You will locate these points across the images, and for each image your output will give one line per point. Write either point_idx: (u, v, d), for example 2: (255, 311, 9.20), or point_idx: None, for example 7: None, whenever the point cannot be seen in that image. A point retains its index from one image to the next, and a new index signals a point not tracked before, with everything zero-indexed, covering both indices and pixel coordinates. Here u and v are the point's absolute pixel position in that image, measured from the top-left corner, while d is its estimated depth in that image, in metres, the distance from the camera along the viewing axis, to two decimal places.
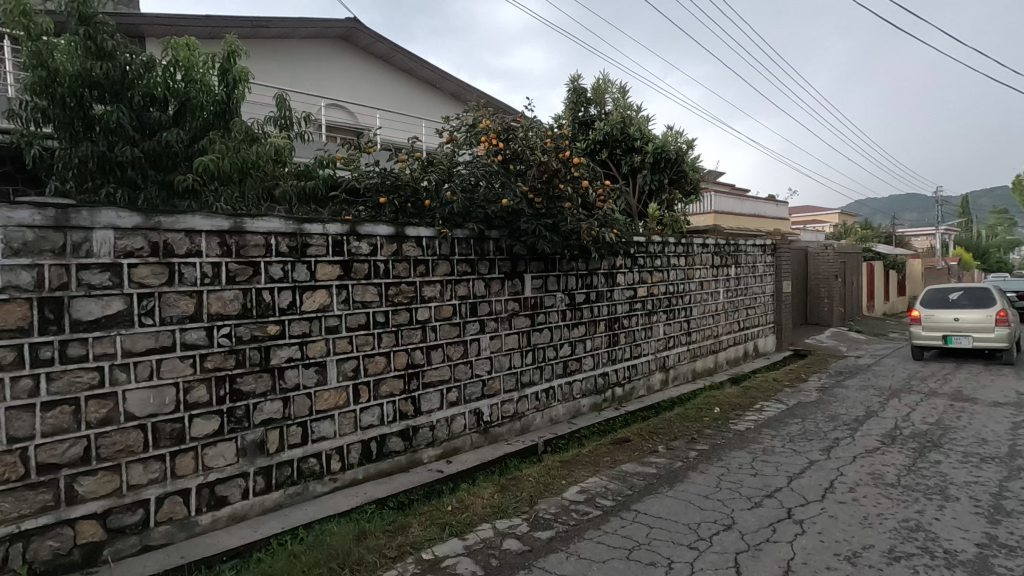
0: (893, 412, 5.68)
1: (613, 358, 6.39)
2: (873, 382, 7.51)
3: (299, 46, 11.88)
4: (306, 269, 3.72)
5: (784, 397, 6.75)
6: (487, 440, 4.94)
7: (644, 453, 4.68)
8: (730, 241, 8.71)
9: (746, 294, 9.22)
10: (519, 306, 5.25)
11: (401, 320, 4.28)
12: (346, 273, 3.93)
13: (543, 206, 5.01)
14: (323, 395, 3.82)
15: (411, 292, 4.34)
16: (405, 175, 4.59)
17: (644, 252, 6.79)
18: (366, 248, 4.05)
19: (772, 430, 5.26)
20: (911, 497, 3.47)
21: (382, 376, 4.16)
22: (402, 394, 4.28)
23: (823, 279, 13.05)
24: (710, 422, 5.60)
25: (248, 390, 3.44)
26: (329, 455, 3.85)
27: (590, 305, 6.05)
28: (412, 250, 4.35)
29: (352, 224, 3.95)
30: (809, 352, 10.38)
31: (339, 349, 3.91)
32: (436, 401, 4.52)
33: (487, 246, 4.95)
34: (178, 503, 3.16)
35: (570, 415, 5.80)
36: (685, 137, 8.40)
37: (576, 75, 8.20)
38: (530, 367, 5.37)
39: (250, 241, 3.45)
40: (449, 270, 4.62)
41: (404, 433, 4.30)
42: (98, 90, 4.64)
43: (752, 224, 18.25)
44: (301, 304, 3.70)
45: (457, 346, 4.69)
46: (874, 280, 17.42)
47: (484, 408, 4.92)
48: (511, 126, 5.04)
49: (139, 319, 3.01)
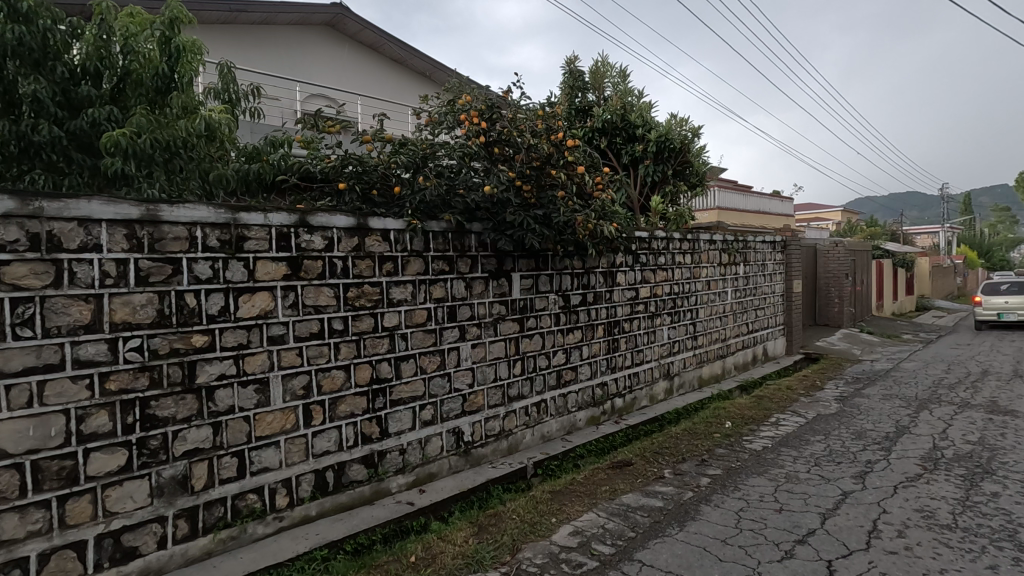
0: (927, 428, 5.06)
1: (613, 366, 5.77)
2: (895, 391, 6.89)
3: (281, 32, 11.30)
4: (242, 267, 3.09)
5: (801, 408, 6.12)
6: (469, 462, 4.32)
7: (647, 480, 4.05)
8: (740, 237, 8.09)
9: (756, 294, 8.60)
10: (506, 309, 4.63)
11: (363, 327, 3.65)
12: (294, 272, 3.30)
13: (533, 196, 4.38)
14: (267, 418, 3.20)
15: (376, 296, 3.71)
16: (371, 158, 3.95)
17: (647, 249, 6.17)
18: (320, 243, 3.42)
19: (793, 450, 4.63)
20: (976, 546, 2.84)
21: (341, 394, 3.54)
22: (365, 414, 3.66)
23: (833, 278, 12.43)
24: (721, 440, 4.98)
25: (165, 415, 2.81)
26: (274, 490, 3.23)
27: (587, 308, 5.43)
28: (377, 246, 3.72)
29: (302, 214, 3.32)
30: (820, 355, 9.76)
31: (285, 362, 3.28)
32: (407, 421, 3.90)
33: (468, 241, 4.31)
34: (70, 560, 2.53)
35: (565, 431, 5.18)
36: (690, 124, 7.76)
37: (573, 58, 7.57)
38: (519, 378, 4.74)
39: (168, 233, 2.82)
40: (422, 268, 3.99)
41: (368, 459, 3.68)
42: (14, 59, 3.91)
43: (757, 220, 17.62)
44: (236, 309, 3.07)
45: (432, 356, 4.07)
46: (884, 280, 16.77)
47: (464, 427, 4.30)
48: (496, 101, 4.37)
49: (14, 331, 2.39)
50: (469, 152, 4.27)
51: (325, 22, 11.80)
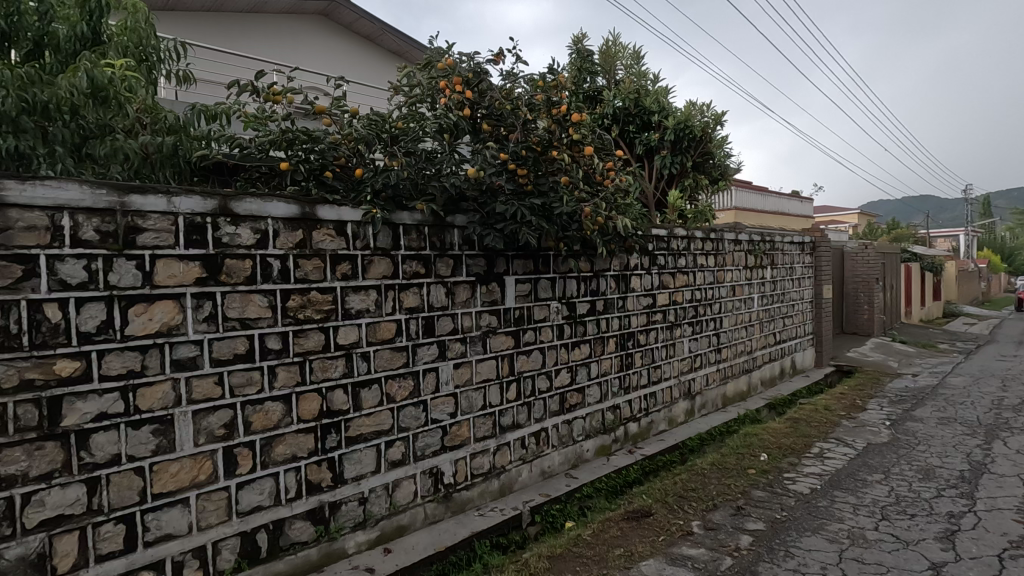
0: (1009, 465, 4.19)
1: (626, 387, 4.93)
2: (951, 414, 5.99)
3: (273, 21, 10.74)
4: (134, 269, 2.31)
5: (845, 435, 5.25)
6: (450, 509, 3.52)
7: (673, 539, 3.23)
8: (767, 236, 7.24)
9: (784, 300, 7.73)
10: (499, 320, 3.82)
11: (309, 345, 2.86)
12: (211, 274, 2.52)
13: (530, 182, 3.58)
14: (170, 470, 2.40)
15: (328, 305, 2.92)
16: (326, 134, 3.16)
17: (666, 249, 5.35)
18: (249, 237, 2.64)
19: (849, 494, 3.78)
20: None
21: (279, 432, 2.75)
22: (312, 457, 2.88)
23: (862, 283, 11.50)
24: (757, 478, 4.13)
25: (10, 473, 2.03)
26: (181, 564, 2.44)
27: (597, 318, 4.61)
28: (328, 242, 2.93)
29: (223, 198, 2.54)
30: (853, 368, 8.84)
31: (198, 395, 2.49)
32: (368, 463, 3.11)
33: (450, 237, 3.52)
34: None
35: (569, 465, 4.37)
36: (713, 110, 6.92)
37: (579, 36, 6.75)
38: (514, 404, 3.93)
39: (18, 220, 2.04)
40: (389, 270, 3.20)
41: (316, 514, 2.89)
42: None
43: (776, 221, 16.69)
44: (124, 325, 2.28)
45: (403, 381, 3.27)
46: (912, 285, 15.75)
47: (445, 466, 3.50)
48: (484, 65, 3.54)
49: None
50: (450, 125, 3.46)
51: (321, 11, 11.18)
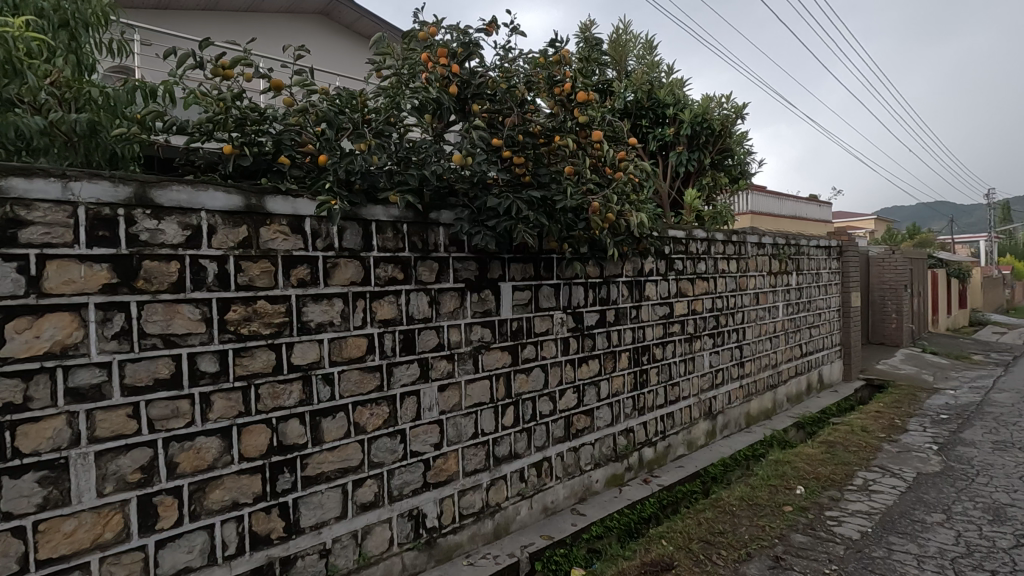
0: None
1: (641, 407, 4.37)
2: (1006, 437, 5.35)
3: (271, 21, 10.38)
4: (15, 272, 1.81)
5: (890, 462, 4.64)
6: (434, 558, 2.98)
7: None
8: (792, 240, 6.66)
9: (810, 309, 7.13)
10: (492, 333, 3.29)
11: (255, 367, 2.34)
12: (123, 280, 2.01)
13: (528, 172, 3.07)
14: (64, 528, 1.89)
15: (280, 317, 2.41)
16: (283, 114, 2.65)
17: (683, 252, 4.79)
18: (176, 233, 2.14)
19: (907, 541, 3.20)
20: None
21: (214, 475, 2.23)
22: (258, 503, 2.35)
23: (889, 290, 10.84)
24: (796, 517, 3.56)
25: None
26: None
27: (607, 329, 4.07)
28: (280, 241, 2.42)
29: (141, 185, 2.05)
30: (886, 382, 8.18)
31: (105, 431, 1.98)
32: (332, 508, 2.58)
33: (435, 237, 3.00)
34: None
35: (577, 499, 3.81)
36: (732, 102, 6.39)
37: (588, 24, 6.27)
38: (511, 431, 3.39)
39: None
40: (358, 275, 2.68)
41: (262, 573, 2.36)
42: None
43: (794, 226, 16.04)
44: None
45: (375, 406, 2.75)
46: (939, 293, 15.00)
47: (427, 507, 2.96)
48: (475, 37, 3.01)
49: None
50: (432, 103, 2.94)
51: (320, 11, 10.79)
